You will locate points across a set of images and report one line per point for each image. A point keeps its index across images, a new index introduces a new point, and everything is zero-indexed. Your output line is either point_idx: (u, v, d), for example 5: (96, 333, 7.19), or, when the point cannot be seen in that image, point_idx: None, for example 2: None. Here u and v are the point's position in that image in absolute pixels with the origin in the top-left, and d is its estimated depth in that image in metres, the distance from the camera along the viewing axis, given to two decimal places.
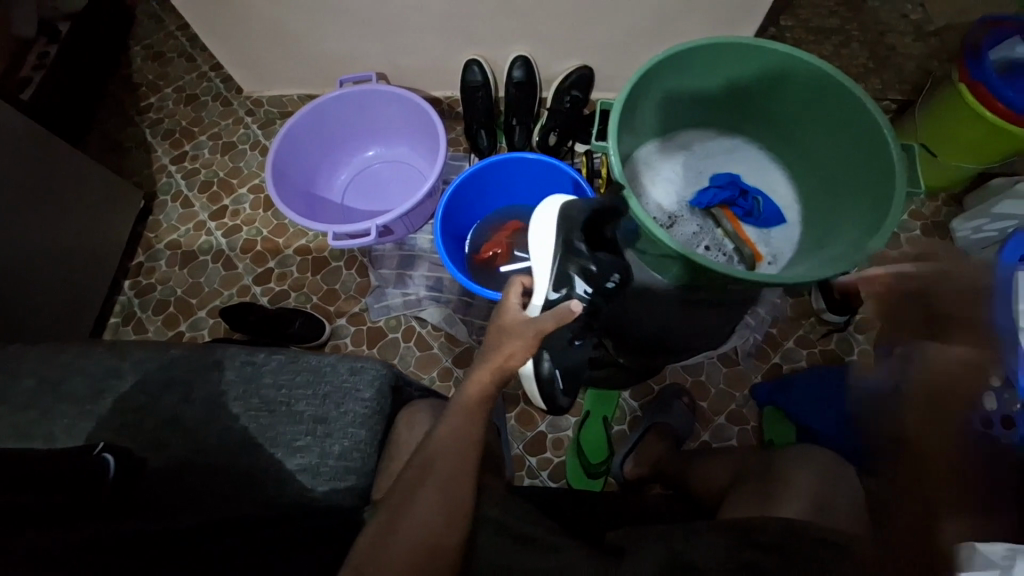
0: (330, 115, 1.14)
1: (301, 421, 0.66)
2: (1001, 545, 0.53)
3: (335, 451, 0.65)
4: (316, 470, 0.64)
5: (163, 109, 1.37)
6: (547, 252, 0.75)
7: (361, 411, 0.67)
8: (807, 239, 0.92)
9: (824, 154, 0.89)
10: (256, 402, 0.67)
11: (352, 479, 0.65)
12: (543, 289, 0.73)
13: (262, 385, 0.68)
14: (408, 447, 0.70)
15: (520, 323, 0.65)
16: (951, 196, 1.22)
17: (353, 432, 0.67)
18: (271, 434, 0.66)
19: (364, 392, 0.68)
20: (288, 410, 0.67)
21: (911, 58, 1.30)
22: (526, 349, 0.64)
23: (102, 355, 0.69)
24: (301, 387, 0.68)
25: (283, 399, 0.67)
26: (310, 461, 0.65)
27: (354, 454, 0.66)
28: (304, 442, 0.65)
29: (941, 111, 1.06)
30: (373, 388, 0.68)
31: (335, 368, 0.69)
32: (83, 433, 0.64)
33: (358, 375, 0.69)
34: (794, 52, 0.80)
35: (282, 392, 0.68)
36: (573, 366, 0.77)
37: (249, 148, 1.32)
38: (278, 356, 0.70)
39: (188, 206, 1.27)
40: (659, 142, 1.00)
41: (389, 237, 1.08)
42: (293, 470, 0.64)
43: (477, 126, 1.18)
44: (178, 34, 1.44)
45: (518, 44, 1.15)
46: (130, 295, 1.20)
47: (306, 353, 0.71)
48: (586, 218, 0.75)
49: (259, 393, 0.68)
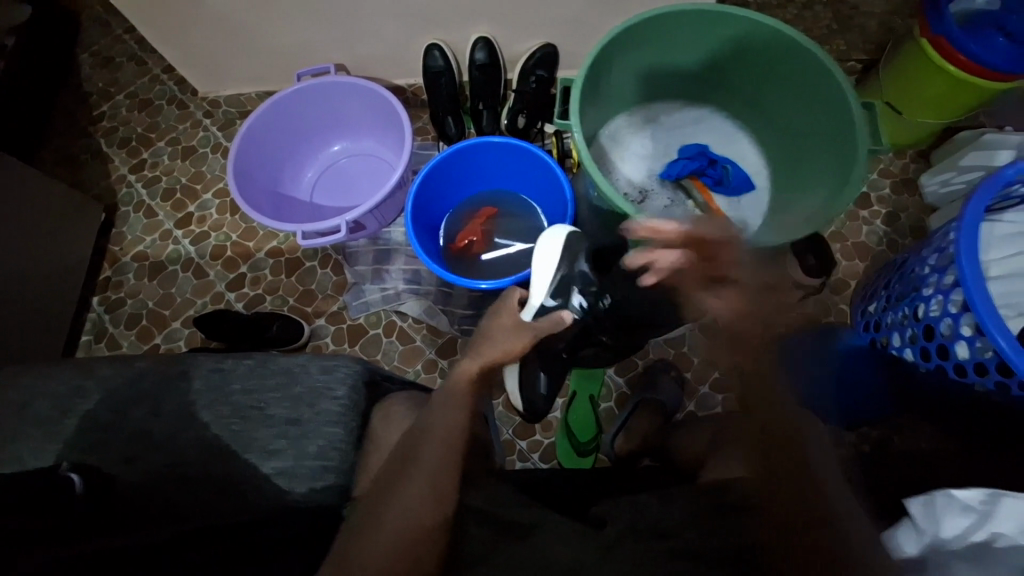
0: (290, 110, 1.11)
1: (274, 424, 0.66)
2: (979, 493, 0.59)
3: (311, 452, 0.65)
4: (294, 472, 0.64)
5: (116, 117, 1.31)
6: (551, 262, 0.84)
7: (337, 410, 0.66)
8: (776, 204, 0.92)
9: (790, 117, 0.89)
10: (227, 409, 0.66)
11: (331, 478, 0.65)
12: (543, 295, 0.82)
13: (231, 391, 0.67)
14: (384, 442, 0.68)
15: (517, 325, 0.72)
16: (919, 152, 1.24)
17: (329, 430, 0.66)
18: (245, 440, 0.65)
19: (338, 391, 0.67)
20: (261, 414, 0.66)
21: (874, 16, 1.31)
22: (522, 351, 0.71)
23: (65, 374, 0.67)
24: (272, 391, 0.67)
25: (255, 404, 0.67)
26: (286, 464, 0.64)
27: (332, 453, 0.65)
28: (278, 445, 0.65)
29: (904, 68, 1.08)
30: (346, 386, 0.67)
31: (306, 368, 0.68)
32: (54, 456, 0.63)
33: (330, 374, 0.68)
34: (752, 16, 0.79)
35: (253, 396, 0.67)
36: None
37: (211, 152, 1.28)
38: (247, 360, 0.68)
39: (152, 215, 1.23)
40: (626, 116, 0.98)
41: (361, 232, 1.07)
42: (269, 473, 0.64)
43: (444, 114, 1.17)
44: (125, 37, 1.37)
45: (479, 25, 1.12)
46: (100, 311, 1.17)
47: (275, 356, 0.70)
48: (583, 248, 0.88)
49: (229, 400, 0.66)
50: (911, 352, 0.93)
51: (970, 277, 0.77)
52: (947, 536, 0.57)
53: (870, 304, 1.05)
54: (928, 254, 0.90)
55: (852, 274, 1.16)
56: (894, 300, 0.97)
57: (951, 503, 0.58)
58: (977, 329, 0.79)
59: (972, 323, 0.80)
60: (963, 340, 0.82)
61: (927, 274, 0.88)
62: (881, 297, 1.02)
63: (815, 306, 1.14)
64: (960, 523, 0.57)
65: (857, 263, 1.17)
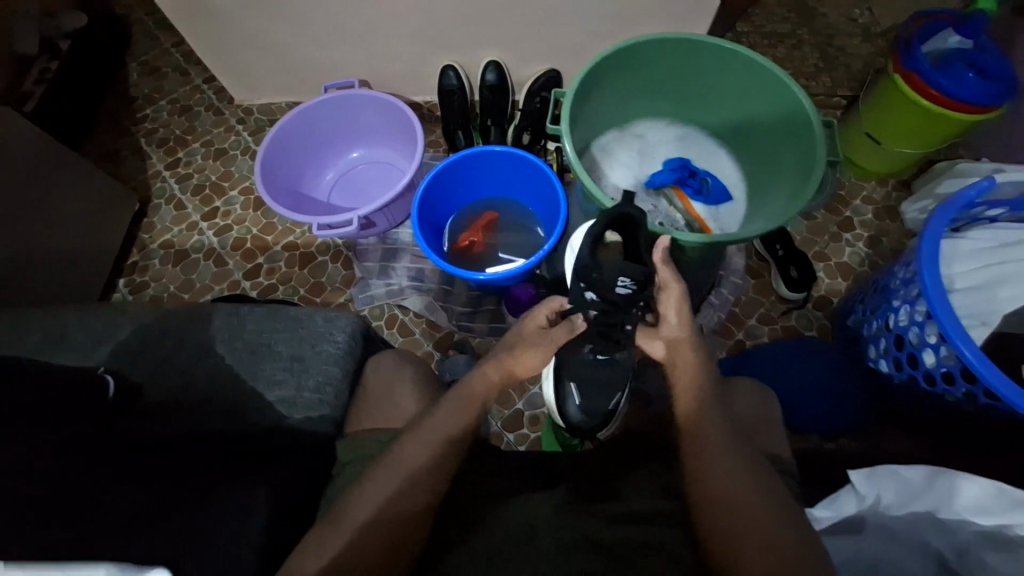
0: (314, 117, 1.22)
1: (280, 358, 0.72)
2: (918, 474, 0.68)
3: (311, 385, 0.71)
4: (293, 401, 0.70)
5: (157, 119, 1.44)
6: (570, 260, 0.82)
7: (336, 352, 0.73)
8: (752, 213, 0.99)
9: (764, 134, 0.97)
10: (241, 344, 0.73)
11: (326, 410, 0.71)
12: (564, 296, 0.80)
13: (245, 330, 0.74)
14: (374, 392, 0.74)
15: (539, 335, 0.75)
16: (901, 181, 1.30)
17: (328, 369, 0.72)
18: (253, 370, 0.72)
19: (337, 336, 0.74)
20: (269, 351, 0.73)
21: (858, 57, 1.41)
22: (540, 361, 0.76)
23: (90, 326, 0.74)
24: (281, 332, 0.74)
25: (264, 342, 0.73)
26: (287, 393, 0.71)
27: (328, 388, 0.72)
28: (281, 376, 0.71)
29: (881, 101, 1.16)
30: (345, 333, 0.74)
31: (312, 318, 0.75)
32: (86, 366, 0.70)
33: (331, 323, 0.75)
34: (725, 44, 0.89)
35: (263, 336, 0.74)
36: (594, 378, 0.81)
37: (240, 154, 1.39)
38: (261, 308, 0.76)
39: (182, 208, 1.34)
40: (616, 131, 1.06)
41: (372, 229, 1.16)
42: (271, 401, 0.70)
43: (455, 127, 1.27)
44: (173, 50, 1.52)
45: (491, 49, 1.24)
46: (124, 292, 1.25)
47: (284, 308, 0.77)
48: (593, 239, 0.76)
49: (243, 337, 0.74)
50: (886, 363, 0.98)
51: (931, 288, 0.81)
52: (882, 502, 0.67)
53: (849, 317, 1.09)
54: (897, 267, 0.95)
55: (835, 292, 1.21)
56: (869, 313, 1.02)
57: (889, 478, 0.68)
58: (940, 337, 0.84)
59: (936, 331, 0.85)
60: (930, 348, 0.87)
61: (897, 287, 0.94)
62: (859, 310, 1.06)
63: (798, 320, 1.19)
64: (890, 492, 0.67)
65: (839, 281, 1.23)
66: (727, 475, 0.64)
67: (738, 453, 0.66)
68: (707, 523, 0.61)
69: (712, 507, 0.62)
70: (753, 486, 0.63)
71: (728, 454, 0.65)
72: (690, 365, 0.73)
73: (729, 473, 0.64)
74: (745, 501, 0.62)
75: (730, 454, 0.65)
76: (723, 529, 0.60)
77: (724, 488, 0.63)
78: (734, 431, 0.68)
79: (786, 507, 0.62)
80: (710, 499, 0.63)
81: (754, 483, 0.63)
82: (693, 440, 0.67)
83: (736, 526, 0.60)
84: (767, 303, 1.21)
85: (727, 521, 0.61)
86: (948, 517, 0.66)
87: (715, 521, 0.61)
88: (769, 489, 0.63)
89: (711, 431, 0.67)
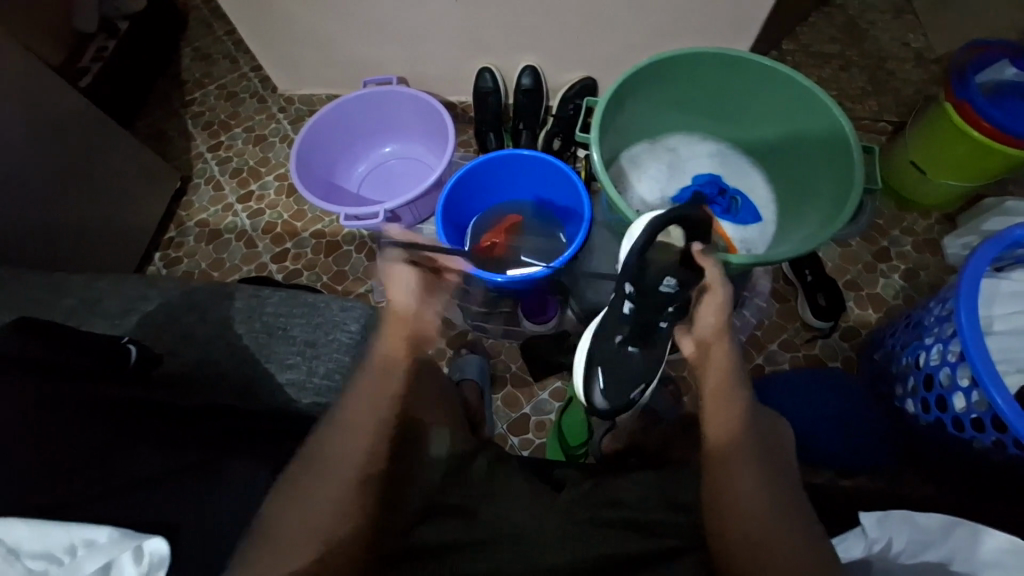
0: (351, 110, 1.25)
1: (294, 343, 0.74)
2: (935, 519, 0.64)
3: (321, 371, 0.73)
4: (303, 385, 0.73)
5: (205, 103, 1.50)
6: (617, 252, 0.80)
7: (347, 341, 0.74)
8: (781, 236, 0.97)
9: (800, 157, 0.95)
10: (258, 326, 0.75)
11: (332, 397, 0.73)
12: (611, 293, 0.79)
13: (263, 312, 0.76)
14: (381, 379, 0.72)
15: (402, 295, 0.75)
16: (945, 214, 1.24)
17: (339, 357, 0.74)
18: (267, 352, 0.74)
19: (351, 326, 0.75)
20: (284, 334, 0.75)
21: (909, 83, 1.36)
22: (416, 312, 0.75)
23: (123, 295, 0.77)
24: (297, 317, 0.76)
25: (280, 325, 0.75)
26: (298, 377, 0.73)
27: (336, 375, 0.74)
28: (294, 360, 0.74)
29: (929, 129, 1.12)
30: (358, 324, 0.75)
31: (328, 305, 0.77)
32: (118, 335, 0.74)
33: (347, 312, 0.76)
34: (765, 62, 0.88)
35: (279, 319, 0.76)
36: (623, 368, 0.80)
37: (279, 141, 1.44)
38: (281, 292, 0.78)
39: (220, 189, 1.39)
40: (647, 143, 1.05)
41: (397, 223, 1.18)
42: (283, 383, 0.73)
43: (486, 129, 1.28)
44: (225, 38, 1.59)
45: (528, 54, 1.25)
46: (159, 265, 1.31)
47: (305, 292, 0.79)
48: (648, 239, 0.73)
49: (261, 318, 0.76)
50: (913, 403, 0.94)
51: (966, 328, 0.77)
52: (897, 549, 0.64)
53: (878, 351, 1.06)
54: (932, 304, 0.91)
55: (863, 324, 1.17)
56: (898, 348, 0.99)
57: (906, 522, 0.64)
58: (972, 380, 0.80)
59: (969, 374, 0.81)
60: (960, 391, 0.83)
61: (931, 325, 0.90)
62: (889, 345, 1.02)
63: (822, 349, 1.15)
64: (904, 537, 0.64)
65: (869, 313, 1.18)
66: (751, 501, 0.61)
67: (763, 477, 0.62)
68: (726, 553, 0.58)
69: (732, 533, 0.59)
70: (758, 506, 0.60)
71: (753, 480, 0.62)
72: (721, 369, 0.71)
73: (754, 497, 0.61)
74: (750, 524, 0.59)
75: (756, 479, 0.62)
76: (740, 559, 0.57)
77: (750, 516, 0.60)
78: (762, 453, 0.64)
79: (807, 541, 0.58)
80: (728, 522, 0.60)
81: (773, 507, 0.61)
82: (723, 460, 0.64)
83: (735, 549, 0.58)
84: (790, 329, 1.18)
85: (745, 549, 0.58)
86: (961, 570, 0.62)
87: (731, 544, 0.59)
88: (776, 513, 0.60)
89: (741, 451, 0.64)
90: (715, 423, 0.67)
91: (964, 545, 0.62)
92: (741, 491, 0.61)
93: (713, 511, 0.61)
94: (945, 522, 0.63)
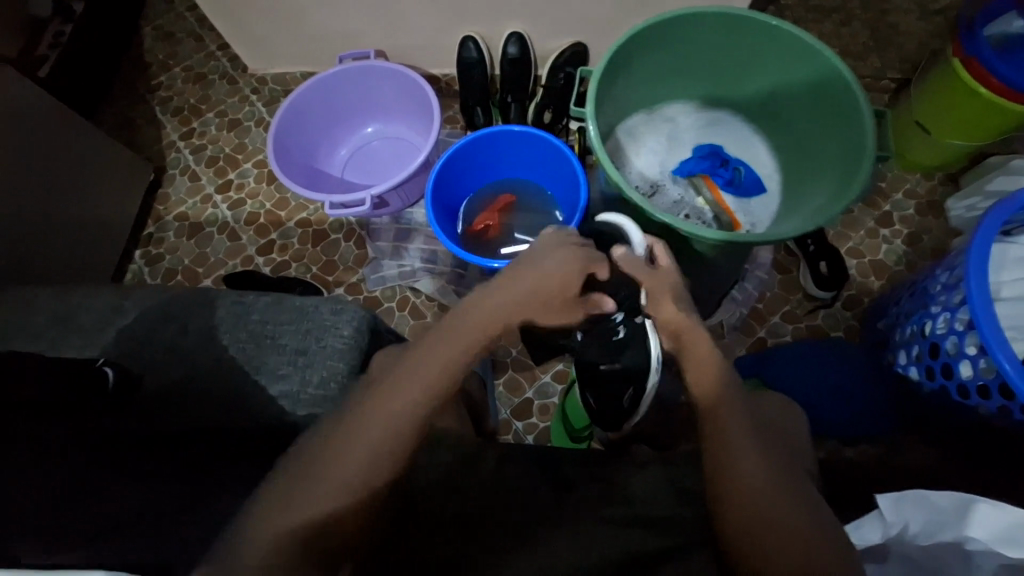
0: (328, 89, 1.18)
1: (284, 351, 0.71)
2: (948, 497, 0.64)
3: (314, 381, 0.70)
4: (297, 397, 0.69)
5: (172, 87, 1.41)
6: None
7: (340, 346, 0.71)
8: (785, 208, 0.94)
9: (805, 124, 0.91)
10: (245, 334, 0.72)
11: (327, 406, 0.69)
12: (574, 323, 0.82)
13: (250, 320, 0.73)
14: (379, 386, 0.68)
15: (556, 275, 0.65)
16: (948, 175, 1.21)
17: (333, 364, 0.70)
18: (257, 362, 0.71)
19: (344, 329, 0.72)
20: (273, 342, 0.72)
21: (913, 36, 1.30)
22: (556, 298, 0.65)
23: (100, 305, 0.74)
24: (286, 322, 0.73)
25: (269, 333, 0.72)
26: (290, 388, 0.70)
27: (332, 384, 0.70)
28: (286, 370, 0.71)
29: (935, 87, 1.07)
30: (352, 326, 0.72)
31: (318, 308, 0.73)
32: (99, 348, 0.71)
33: (339, 315, 0.72)
34: (770, 23, 0.82)
35: (268, 326, 0.73)
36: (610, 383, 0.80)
37: (254, 125, 1.36)
38: (265, 297, 0.75)
39: (196, 179, 1.32)
40: (644, 113, 1.00)
41: (385, 208, 1.13)
42: (275, 395, 0.70)
43: (473, 104, 1.22)
44: (188, 14, 1.48)
45: (514, 20, 1.17)
46: (141, 263, 1.26)
47: (290, 296, 0.76)
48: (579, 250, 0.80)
49: (247, 327, 0.73)
50: (916, 370, 0.93)
51: (975, 294, 0.76)
52: (910, 530, 0.64)
53: (881, 320, 1.04)
54: (939, 271, 0.89)
55: (865, 292, 1.15)
56: (903, 316, 0.97)
57: (921, 505, 0.64)
58: (980, 348, 0.79)
59: (976, 341, 0.80)
60: (967, 359, 0.81)
61: (937, 291, 0.88)
62: (892, 313, 1.01)
63: (824, 319, 1.14)
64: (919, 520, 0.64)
65: (871, 280, 1.16)
66: (758, 488, 0.60)
67: (771, 466, 0.61)
68: (733, 540, 0.58)
69: (739, 519, 0.58)
70: (768, 486, 0.60)
71: (760, 468, 0.61)
72: (705, 363, 0.66)
73: (758, 484, 0.60)
74: (751, 494, 0.59)
75: (762, 467, 0.61)
76: (749, 545, 0.57)
77: (757, 503, 0.59)
78: (764, 440, 0.64)
79: (817, 525, 0.58)
80: (736, 509, 0.59)
81: (783, 493, 0.60)
82: (724, 451, 0.62)
83: (744, 544, 0.57)
84: (792, 300, 1.16)
85: (753, 531, 0.57)
86: (973, 547, 0.63)
87: (737, 530, 0.58)
88: (778, 486, 0.60)
89: (741, 440, 0.62)
90: (714, 411, 0.64)
91: (981, 526, 0.62)
92: (748, 477, 0.60)
93: (711, 478, 0.62)
94: (958, 499, 0.63)
